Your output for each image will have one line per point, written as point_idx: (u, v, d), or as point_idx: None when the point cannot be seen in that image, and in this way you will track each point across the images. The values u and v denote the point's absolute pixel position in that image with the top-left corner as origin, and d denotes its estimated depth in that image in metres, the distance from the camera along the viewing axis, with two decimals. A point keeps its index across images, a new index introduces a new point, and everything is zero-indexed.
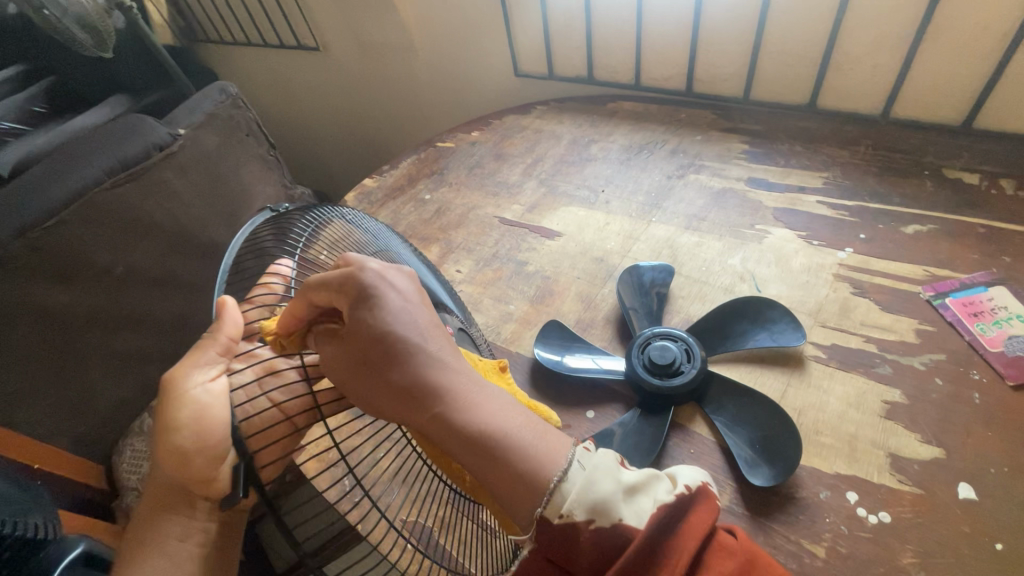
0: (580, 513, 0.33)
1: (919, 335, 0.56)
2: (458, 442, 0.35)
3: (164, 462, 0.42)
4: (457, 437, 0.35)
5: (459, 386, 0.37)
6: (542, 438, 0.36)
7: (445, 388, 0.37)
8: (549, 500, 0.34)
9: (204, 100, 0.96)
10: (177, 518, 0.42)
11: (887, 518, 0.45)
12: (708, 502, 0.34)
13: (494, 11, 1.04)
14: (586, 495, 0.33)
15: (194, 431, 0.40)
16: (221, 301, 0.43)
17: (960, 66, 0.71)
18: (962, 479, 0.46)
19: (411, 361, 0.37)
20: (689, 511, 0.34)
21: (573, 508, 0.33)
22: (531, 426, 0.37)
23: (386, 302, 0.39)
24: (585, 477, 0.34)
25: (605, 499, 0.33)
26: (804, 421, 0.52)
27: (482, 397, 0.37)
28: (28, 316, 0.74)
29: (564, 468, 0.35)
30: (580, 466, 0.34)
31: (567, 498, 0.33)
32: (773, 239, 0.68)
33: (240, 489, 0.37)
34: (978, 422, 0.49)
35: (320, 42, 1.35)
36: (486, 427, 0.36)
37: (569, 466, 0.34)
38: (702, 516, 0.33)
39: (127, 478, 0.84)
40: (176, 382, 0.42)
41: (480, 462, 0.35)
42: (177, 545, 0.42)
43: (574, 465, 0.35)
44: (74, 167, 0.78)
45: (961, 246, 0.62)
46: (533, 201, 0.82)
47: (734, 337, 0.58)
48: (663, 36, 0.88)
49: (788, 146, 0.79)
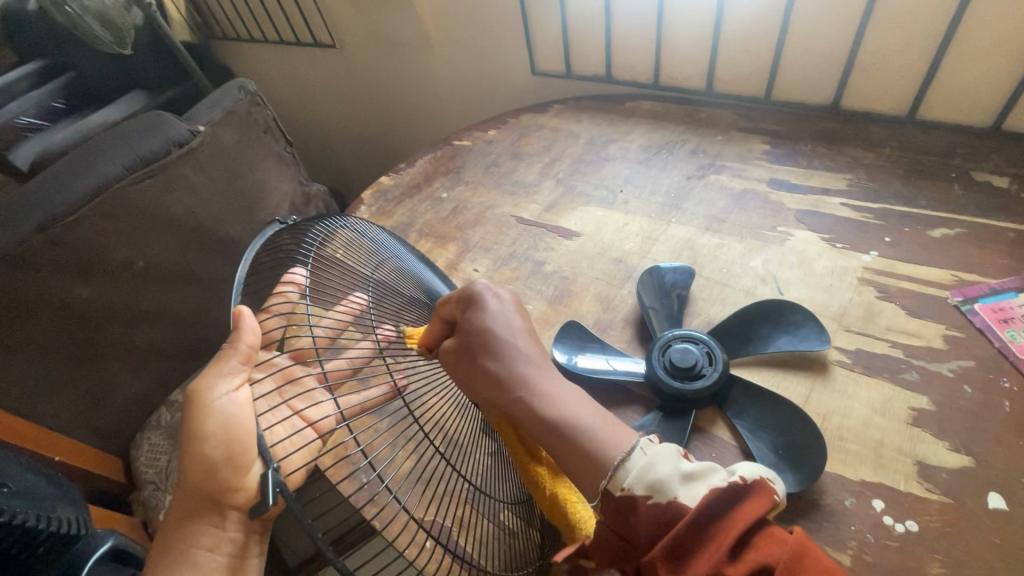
0: (639, 490, 0.35)
1: (947, 341, 0.55)
2: (540, 423, 0.39)
3: (192, 473, 0.41)
4: (540, 418, 0.39)
5: (548, 379, 0.41)
6: (614, 429, 0.38)
7: (531, 377, 0.41)
8: (612, 476, 0.35)
9: (222, 97, 0.96)
10: (207, 529, 0.42)
11: (914, 527, 0.44)
12: (766, 495, 0.34)
13: (512, 9, 1.04)
14: (645, 474, 0.35)
15: (223, 441, 0.41)
16: (236, 312, 0.41)
17: (990, 67, 0.70)
18: (992, 489, 0.45)
19: (508, 353, 0.42)
20: (746, 499, 0.34)
21: (633, 484, 0.35)
22: (600, 415, 0.39)
23: (490, 306, 0.45)
24: (645, 459, 0.35)
25: (663, 480, 0.35)
26: (828, 427, 0.51)
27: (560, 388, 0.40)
28: (51, 310, 0.75)
29: (628, 450, 0.36)
30: (642, 450, 0.36)
31: (627, 475, 0.35)
32: (796, 242, 0.67)
33: (270, 496, 0.33)
34: (1008, 431, 0.48)
35: (336, 39, 1.35)
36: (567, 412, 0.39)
37: (634, 448, 0.36)
38: (752, 506, 0.33)
39: (144, 471, 0.85)
40: (201, 394, 0.41)
41: (558, 442, 0.38)
42: (206, 555, 0.42)
43: (637, 449, 0.36)
44: (96, 164, 0.79)
45: (990, 251, 0.61)
46: (551, 201, 0.82)
47: (756, 340, 0.57)
48: (683, 35, 0.88)
49: (810, 147, 0.78)
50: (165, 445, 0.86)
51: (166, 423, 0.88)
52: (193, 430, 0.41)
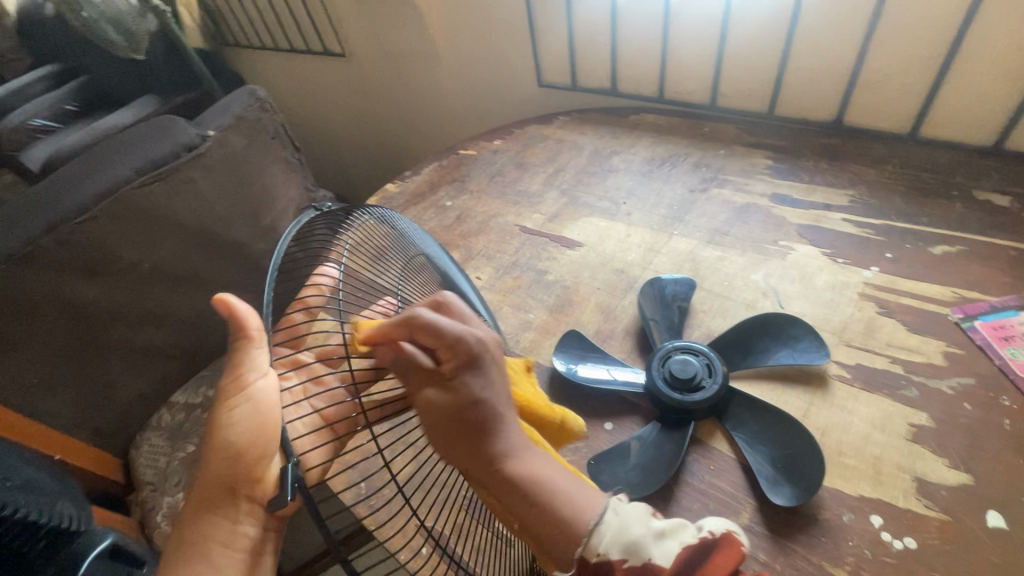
0: (616, 553, 0.34)
1: (947, 358, 0.55)
2: (519, 496, 0.35)
3: (212, 460, 0.40)
4: (520, 493, 0.35)
5: (522, 442, 0.37)
6: (581, 489, 0.37)
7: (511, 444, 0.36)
8: (588, 542, 0.34)
9: (232, 102, 0.98)
10: (221, 520, 0.40)
11: (913, 544, 0.44)
12: (733, 548, 0.36)
13: (520, 22, 1.06)
14: (620, 536, 0.34)
15: (247, 428, 0.40)
16: (222, 298, 0.39)
17: (991, 87, 0.70)
18: (992, 507, 0.45)
19: (494, 421, 0.36)
20: (714, 556, 0.35)
21: (609, 548, 0.34)
22: (575, 481, 0.38)
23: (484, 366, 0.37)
24: (618, 520, 0.35)
25: (637, 540, 0.34)
26: (827, 442, 0.51)
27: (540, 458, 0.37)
28: (56, 309, 0.75)
29: (600, 512, 0.36)
30: (614, 511, 0.36)
31: (603, 539, 0.34)
32: (797, 256, 0.68)
33: (289, 491, 0.32)
34: (1008, 449, 0.48)
35: (346, 48, 1.37)
36: (544, 484, 0.36)
37: (606, 510, 0.36)
38: (723, 562, 0.35)
39: (142, 472, 0.86)
40: (234, 384, 0.41)
41: (535, 519, 0.35)
42: (220, 551, 0.40)
43: (609, 511, 0.36)
44: (107, 166, 0.81)
45: (991, 269, 0.61)
46: (554, 211, 0.82)
47: (756, 354, 0.58)
48: (688, 50, 0.89)
49: (813, 163, 0.79)
50: (164, 445, 0.87)
51: (167, 423, 0.89)
52: (221, 417, 0.40)
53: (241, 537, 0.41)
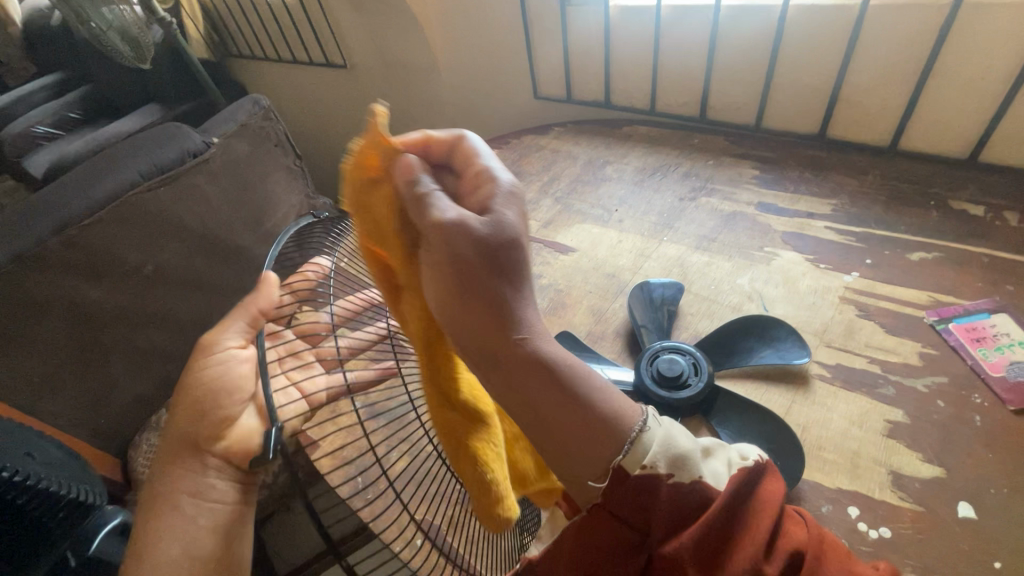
0: (663, 465, 0.33)
1: (922, 358, 0.57)
2: (538, 368, 0.36)
3: (180, 420, 0.45)
4: (541, 365, 0.36)
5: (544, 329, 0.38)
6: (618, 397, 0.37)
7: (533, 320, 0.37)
8: (629, 451, 0.34)
9: (236, 111, 1.00)
10: (184, 476, 0.43)
11: (887, 533, 0.46)
12: (775, 476, 0.35)
13: (517, 36, 1.09)
14: (668, 448, 0.34)
15: (207, 392, 0.44)
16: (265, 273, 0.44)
17: (965, 103, 0.74)
18: (962, 498, 0.47)
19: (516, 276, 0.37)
20: (763, 483, 0.34)
21: (657, 458, 0.34)
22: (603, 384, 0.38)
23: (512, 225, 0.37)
24: (665, 433, 0.35)
25: (686, 453, 0.34)
26: (807, 437, 0.53)
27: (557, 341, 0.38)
28: (60, 309, 0.77)
29: (643, 424, 0.35)
30: (659, 424, 0.35)
31: (651, 448, 0.34)
32: (781, 261, 0.70)
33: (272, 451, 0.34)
34: (979, 443, 0.50)
35: (347, 60, 1.41)
36: (563, 365, 0.37)
37: (645, 419, 0.36)
38: (772, 488, 0.34)
39: (141, 471, 0.87)
40: (208, 344, 0.45)
41: (554, 394, 0.35)
42: (189, 504, 0.43)
43: (652, 423, 0.36)
44: (113, 169, 0.83)
45: (965, 275, 0.64)
46: (548, 218, 0.85)
47: (740, 354, 0.60)
48: (678, 65, 0.92)
49: (797, 173, 0.82)
50: None
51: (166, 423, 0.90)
52: (190, 377, 0.45)
53: (209, 491, 0.43)
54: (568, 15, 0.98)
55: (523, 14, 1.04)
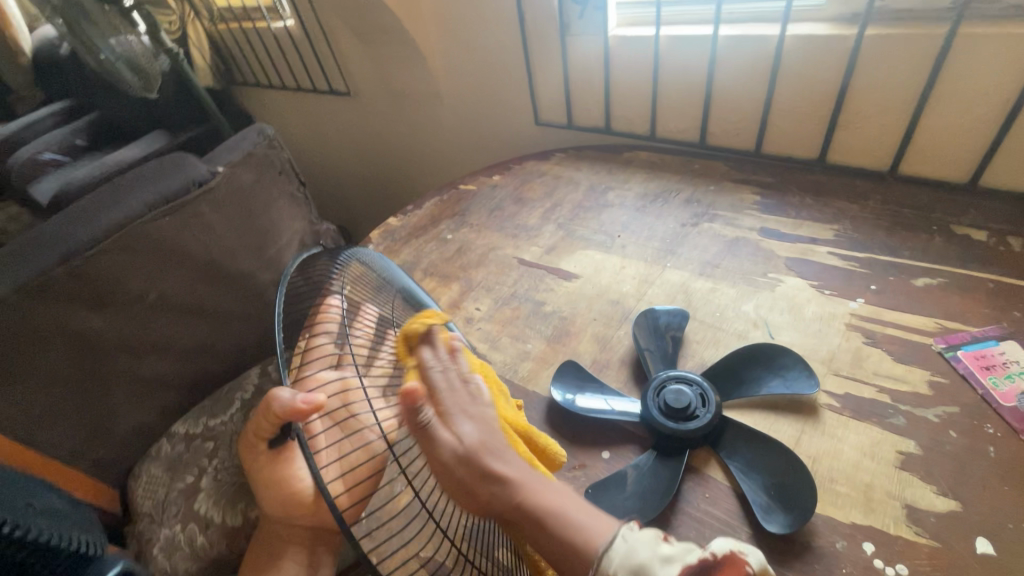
0: None
1: (932, 386, 0.57)
2: (530, 521, 0.38)
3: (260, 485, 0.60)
4: (532, 519, 0.38)
5: (531, 474, 0.40)
6: (596, 524, 0.39)
7: (525, 475, 0.39)
8: (599, 563, 0.37)
9: (242, 140, 1.02)
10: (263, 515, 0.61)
11: (904, 571, 0.45)
12: (737, 567, 0.37)
13: (517, 64, 1.11)
14: (627, 560, 0.37)
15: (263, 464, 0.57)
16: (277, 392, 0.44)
17: (963, 129, 0.74)
18: (979, 534, 0.46)
19: (492, 453, 0.39)
20: (719, 573, 0.37)
21: (617, 570, 0.37)
22: (580, 505, 0.41)
23: (468, 415, 0.41)
24: (627, 546, 0.37)
25: (643, 563, 0.37)
26: (818, 469, 0.52)
27: (545, 487, 0.40)
28: (63, 339, 0.77)
29: (610, 539, 0.38)
30: (623, 538, 0.38)
31: (612, 562, 0.37)
32: (786, 288, 0.70)
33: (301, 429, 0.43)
34: (993, 475, 0.49)
35: (351, 87, 1.43)
36: (556, 509, 0.39)
37: (614, 537, 0.38)
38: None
39: (140, 504, 0.86)
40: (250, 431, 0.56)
41: (546, 537, 0.38)
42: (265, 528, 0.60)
43: (618, 537, 0.38)
44: (119, 200, 0.83)
45: (971, 301, 0.64)
46: (551, 244, 0.85)
47: (747, 383, 0.59)
48: (678, 92, 0.93)
49: (798, 198, 0.82)
50: (164, 476, 0.87)
51: (166, 453, 0.90)
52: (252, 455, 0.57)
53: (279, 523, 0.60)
54: (568, 43, 1.00)
55: (523, 42, 1.06)
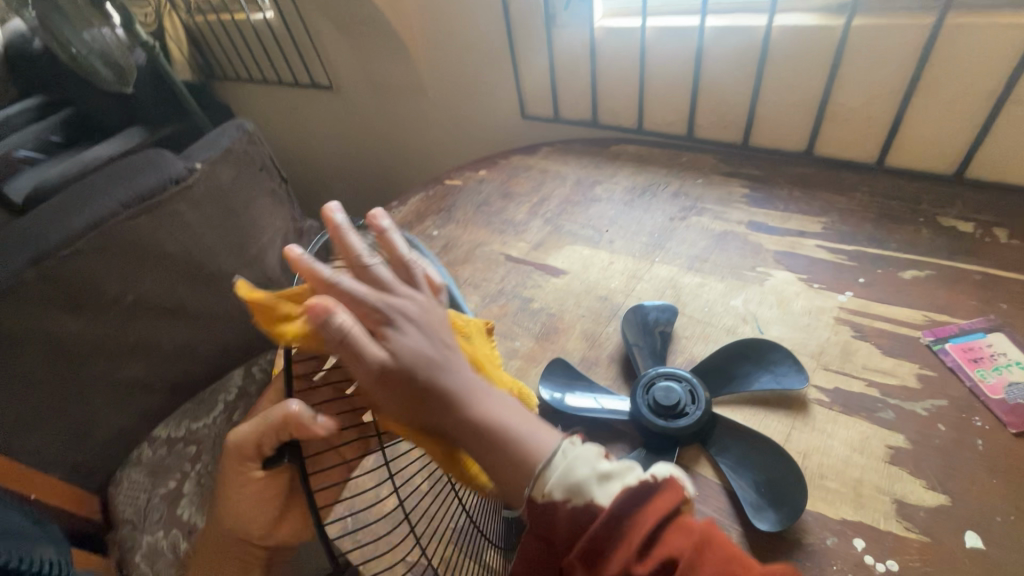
0: (559, 494, 0.36)
1: (920, 380, 0.57)
2: (471, 435, 0.37)
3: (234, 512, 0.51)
4: (472, 432, 0.37)
5: (476, 384, 0.39)
6: (536, 430, 0.39)
7: (460, 382, 0.38)
8: (535, 483, 0.37)
9: (222, 135, 0.99)
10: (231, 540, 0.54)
11: (894, 566, 0.45)
12: (674, 489, 0.36)
13: (503, 56, 1.09)
14: (565, 479, 0.36)
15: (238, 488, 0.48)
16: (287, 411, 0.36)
17: (949, 120, 0.74)
18: (969, 528, 0.46)
19: (432, 363, 0.37)
20: (658, 493, 0.36)
21: (554, 489, 0.36)
22: (532, 423, 0.39)
23: (407, 325, 0.39)
24: (565, 464, 0.37)
25: (580, 481, 0.36)
26: (808, 465, 0.52)
27: (489, 398, 0.39)
28: (37, 343, 0.74)
29: (551, 455, 0.37)
30: (563, 454, 0.37)
31: (549, 480, 0.36)
32: (774, 282, 0.70)
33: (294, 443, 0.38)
34: (982, 468, 0.49)
35: (333, 81, 1.40)
36: (491, 419, 0.38)
37: (557, 453, 0.37)
38: (661, 501, 0.36)
39: (121, 511, 0.83)
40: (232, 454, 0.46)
41: (487, 451, 0.37)
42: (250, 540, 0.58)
43: (558, 453, 0.38)
44: (90, 200, 0.80)
45: (958, 293, 0.64)
46: (539, 239, 0.84)
47: (738, 378, 0.59)
48: (666, 85, 0.92)
49: (787, 191, 0.82)
50: (145, 482, 0.85)
51: (148, 458, 0.87)
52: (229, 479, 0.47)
53: None
54: (554, 35, 0.98)
55: (509, 33, 1.04)
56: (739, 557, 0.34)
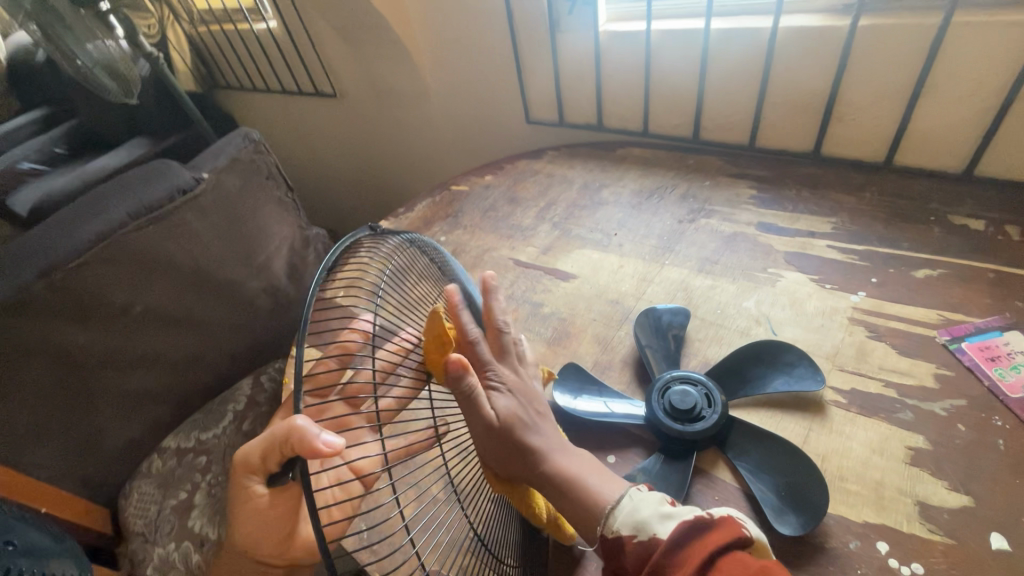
0: (625, 530, 0.37)
1: (938, 380, 0.56)
2: (549, 484, 0.41)
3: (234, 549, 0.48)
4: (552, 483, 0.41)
5: (556, 441, 0.43)
6: (605, 483, 0.41)
7: (545, 439, 0.42)
8: (606, 521, 0.38)
9: (227, 144, 0.99)
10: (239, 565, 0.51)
11: (919, 570, 0.44)
12: (731, 526, 0.35)
13: (506, 61, 1.09)
14: (629, 517, 0.38)
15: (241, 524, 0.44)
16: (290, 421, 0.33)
17: (957, 119, 0.74)
18: (993, 529, 0.46)
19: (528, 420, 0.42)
20: (713, 527, 0.35)
21: (620, 526, 0.38)
22: (603, 474, 0.43)
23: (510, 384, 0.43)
24: (630, 504, 0.38)
25: (643, 520, 0.37)
26: (828, 468, 0.51)
27: (568, 452, 0.43)
28: (46, 355, 0.74)
29: (617, 499, 0.40)
30: (629, 496, 0.39)
31: (615, 519, 0.38)
32: (786, 283, 0.70)
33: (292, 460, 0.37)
34: (1004, 469, 0.49)
35: (337, 89, 1.40)
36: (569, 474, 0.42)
37: (621, 496, 0.40)
38: (716, 537, 0.35)
39: (132, 522, 0.83)
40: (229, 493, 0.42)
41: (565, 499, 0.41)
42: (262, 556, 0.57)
43: (624, 497, 0.40)
44: (98, 211, 0.80)
45: (972, 292, 0.63)
46: (547, 244, 0.84)
47: (753, 381, 0.59)
48: (671, 87, 0.92)
49: (795, 192, 0.82)
50: (155, 493, 0.84)
51: (157, 469, 0.87)
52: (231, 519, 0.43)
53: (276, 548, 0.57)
54: (558, 39, 0.98)
55: (512, 39, 1.04)
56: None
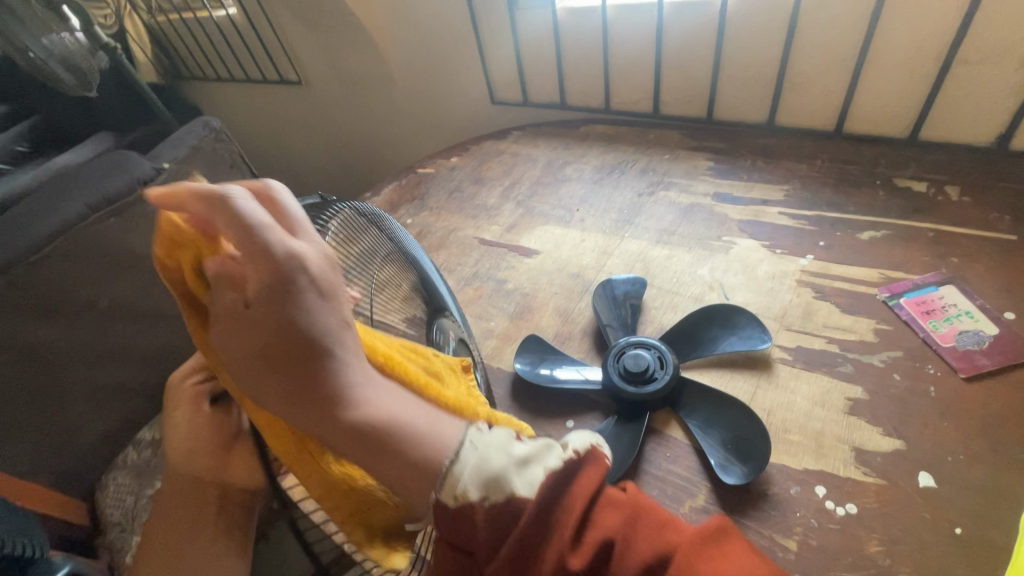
0: (474, 491, 0.31)
1: (877, 334, 0.59)
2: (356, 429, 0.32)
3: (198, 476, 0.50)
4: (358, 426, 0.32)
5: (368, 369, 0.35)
6: (436, 423, 0.35)
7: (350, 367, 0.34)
8: (444, 484, 0.32)
9: (187, 134, 0.98)
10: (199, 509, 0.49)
11: (854, 509, 0.47)
12: (598, 464, 0.33)
13: (467, 40, 1.09)
14: (479, 471, 0.31)
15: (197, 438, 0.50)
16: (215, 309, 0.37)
17: (900, 85, 0.76)
18: (922, 469, 0.48)
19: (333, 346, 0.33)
20: (581, 472, 0.32)
21: (468, 487, 0.31)
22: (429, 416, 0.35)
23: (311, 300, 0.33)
24: (477, 455, 0.32)
25: (496, 472, 0.31)
26: (773, 421, 0.54)
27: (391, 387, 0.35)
28: (13, 353, 0.73)
29: (457, 448, 0.33)
30: (472, 446, 0.33)
31: (462, 477, 0.31)
32: (739, 250, 0.72)
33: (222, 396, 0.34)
34: (933, 413, 0.52)
35: (302, 76, 1.39)
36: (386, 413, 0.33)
37: (464, 446, 0.33)
38: (584, 482, 0.31)
39: (110, 514, 0.82)
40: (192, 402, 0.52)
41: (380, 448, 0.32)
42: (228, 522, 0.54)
43: (466, 446, 0.33)
44: (57, 204, 0.79)
45: (912, 250, 0.66)
46: (511, 222, 0.85)
47: (705, 343, 0.61)
48: (630, 61, 0.92)
49: (750, 162, 0.84)
50: (132, 484, 0.84)
51: (133, 461, 0.86)
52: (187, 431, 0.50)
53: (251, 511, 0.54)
54: (516, 17, 0.98)
55: (472, 23, 1.05)
56: (674, 519, 0.31)
